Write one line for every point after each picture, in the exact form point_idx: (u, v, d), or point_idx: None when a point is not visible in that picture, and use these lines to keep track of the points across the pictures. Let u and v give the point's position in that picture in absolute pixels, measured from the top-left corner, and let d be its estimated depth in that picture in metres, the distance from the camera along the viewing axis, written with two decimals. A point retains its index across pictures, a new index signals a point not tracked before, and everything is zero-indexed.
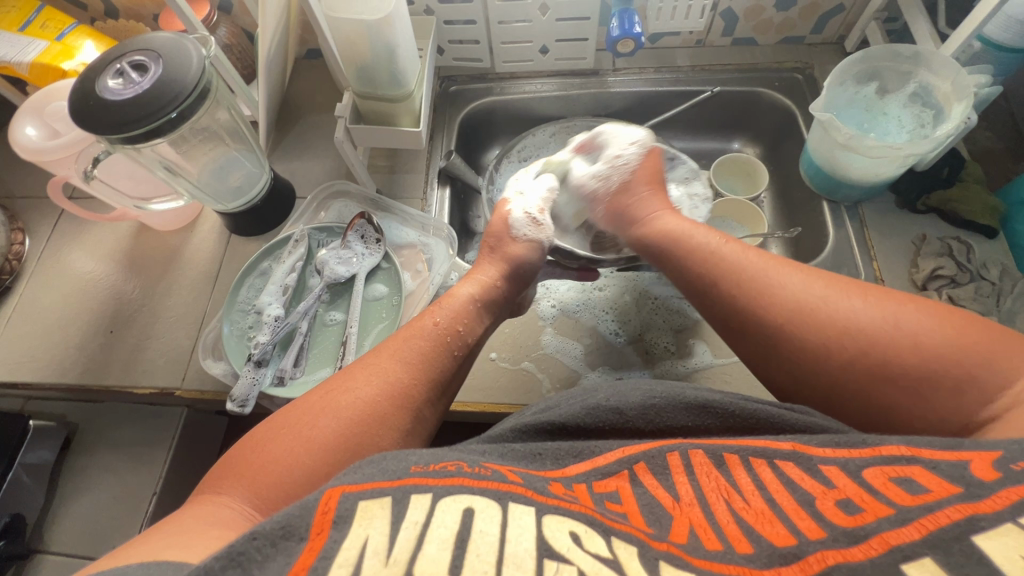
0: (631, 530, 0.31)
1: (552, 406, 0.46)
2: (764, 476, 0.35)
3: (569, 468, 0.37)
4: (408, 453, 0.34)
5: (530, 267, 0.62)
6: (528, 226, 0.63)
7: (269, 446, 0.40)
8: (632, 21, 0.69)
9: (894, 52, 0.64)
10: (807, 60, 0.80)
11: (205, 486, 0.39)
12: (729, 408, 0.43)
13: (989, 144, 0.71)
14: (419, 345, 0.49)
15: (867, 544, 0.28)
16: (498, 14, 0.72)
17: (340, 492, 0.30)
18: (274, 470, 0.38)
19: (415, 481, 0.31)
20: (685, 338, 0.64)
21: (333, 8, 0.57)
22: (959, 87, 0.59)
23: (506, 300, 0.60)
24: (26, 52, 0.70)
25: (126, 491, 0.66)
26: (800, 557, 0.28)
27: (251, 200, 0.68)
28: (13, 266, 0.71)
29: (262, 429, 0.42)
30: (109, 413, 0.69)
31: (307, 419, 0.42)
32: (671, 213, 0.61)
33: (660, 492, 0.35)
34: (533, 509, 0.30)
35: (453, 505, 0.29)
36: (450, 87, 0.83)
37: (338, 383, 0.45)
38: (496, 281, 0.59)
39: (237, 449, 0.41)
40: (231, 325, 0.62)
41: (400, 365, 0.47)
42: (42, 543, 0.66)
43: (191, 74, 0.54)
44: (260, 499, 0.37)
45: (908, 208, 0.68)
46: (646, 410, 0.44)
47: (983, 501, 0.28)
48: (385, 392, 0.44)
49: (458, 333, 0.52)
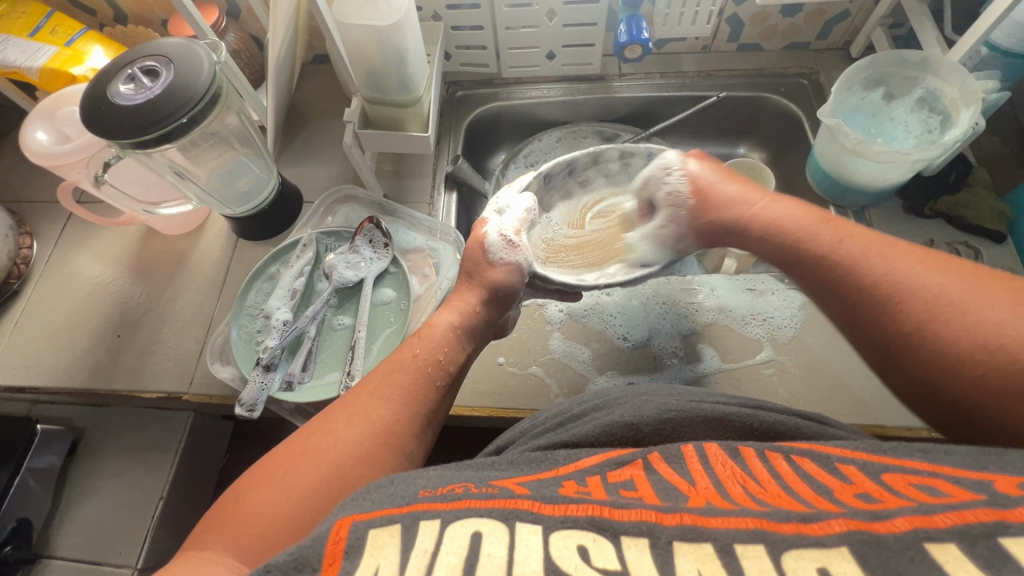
0: (643, 514, 0.30)
1: (565, 424, 0.46)
2: (780, 468, 0.35)
3: (584, 460, 0.38)
4: (416, 477, 0.35)
5: (512, 291, 0.58)
6: (504, 249, 0.58)
7: (250, 499, 0.40)
8: (640, 27, 0.69)
9: (900, 58, 0.65)
10: (813, 66, 0.80)
11: (191, 542, 0.39)
12: (740, 418, 0.44)
13: (995, 149, 0.71)
14: (401, 380, 0.48)
15: (888, 521, 0.28)
16: (505, 19, 0.73)
17: (351, 520, 0.30)
18: (255, 523, 0.38)
19: (424, 507, 0.31)
20: (694, 343, 0.64)
21: (344, 14, 0.57)
22: (966, 93, 0.59)
23: (489, 325, 0.58)
24: (36, 57, 0.70)
25: (133, 496, 0.66)
26: (819, 520, 0.29)
27: (258, 205, 0.69)
28: (21, 270, 0.71)
29: (244, 479, 0.42)
30: (116, 417, 0.69)
31: (287, 465, 0.42)
32: (778, 199, 0.54)
33: (676, 478, 0.35)
34: (540, 527, 0.29)
35: (461, 530, 0.29)
36: (457, 93, 0.84)
37: (318, 426, 0.45)
38: (478, 307, 0.56)
39: (223, 500, 0.41)
40: (240, 329, 0.62)
41: (382, 402, 0.46)
42: (47, 548, 0.65)
43: (202, 79, 0.54)
44: (245, 551, 0.37)
45: (916, 213, 0.69)
46: (663, 424, 0.44)
47: (1011, 509, 0.27)
48: (367, 432, 0.44)
49: (437, 362, 0.51)
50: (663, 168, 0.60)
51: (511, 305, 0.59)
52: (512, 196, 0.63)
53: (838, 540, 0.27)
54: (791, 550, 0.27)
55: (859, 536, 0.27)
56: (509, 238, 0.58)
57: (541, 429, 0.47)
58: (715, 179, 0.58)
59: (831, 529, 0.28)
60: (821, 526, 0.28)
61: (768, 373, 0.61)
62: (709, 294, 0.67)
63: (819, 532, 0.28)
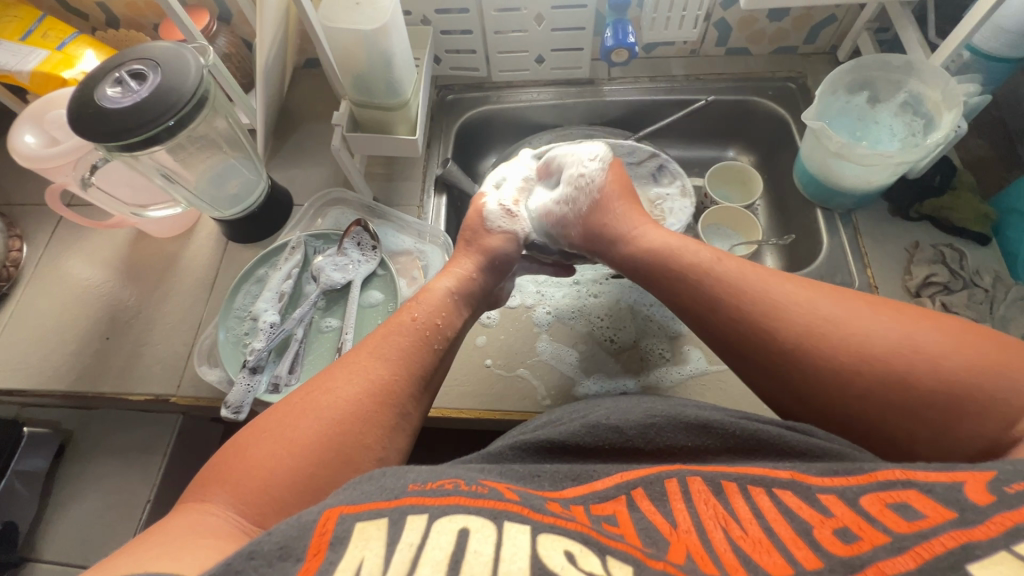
0: (628, 548, 0.30)
1: (552, 424, 0.46)
2: (762, 505, 0.34)
3: (567, 491, 0.37)
4: (407, 470, 0.35)
5: (507, 259, 0.61)
6: (501, 217, 0.63)
7: (252, 451, 0.40)
8: (626, 31, 0.69)
9: (883, 61, 0.65)
10: (801, 70, 0.81)
11: (189, 494, 0.38)
12: (729, 428, 0.43)
13: (981, 152, 0.72)
14: (399, 342, 0.49)
15: (863, 573, 0.28)
16: (494, 24, 0.73)
17: (339, 511, 0.30)
18: (256, 476, 0.38)
19: (412, 502, 0.31)
20: (681, 345, 0.64)
21: (331, 18, 0.58)
22: (949, 97, 0.60)
23: (488, 291, 0.60)
24: (27, 61, 0.71)
25: (120, 499, 0.66)
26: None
27: (248, 207, 0.69)
28: (10, 272, 0.71)
29: (242, 435, 0.41)
30: (104, 420, 0.69)
31: (287, 421, 0.42)
32: (653, 226, 0.58)
33: (658, 518, 0.34)
34: (528, 527, 0.30)
35: (448, 526, 0.29)
36: (448, 96, 0.84)
37: (317, 384, 0.45)
38: (473, 274, 0.58)
39: (221, 455, 0.41)
40: (227, 331, 0.62)
41: (380, 362, 0.47)
42: (34, 550, 0.65)
43: (189, 83, 0.54)
44: (245, 504, 0.37)
45: (901, 215, 0.69)
46: (647, 429, 0.44)
47: (976, 527, 0.28)
48: (365, 390, 0.44)
49: (437, 326, 0.51)
50: (579, 159, 0.63)
51: (507, 272, 0.62)
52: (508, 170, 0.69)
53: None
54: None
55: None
56: (507, 207, 0.63)
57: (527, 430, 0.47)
58: (619, 186, 0.62)
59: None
60: None
61: None
62: None
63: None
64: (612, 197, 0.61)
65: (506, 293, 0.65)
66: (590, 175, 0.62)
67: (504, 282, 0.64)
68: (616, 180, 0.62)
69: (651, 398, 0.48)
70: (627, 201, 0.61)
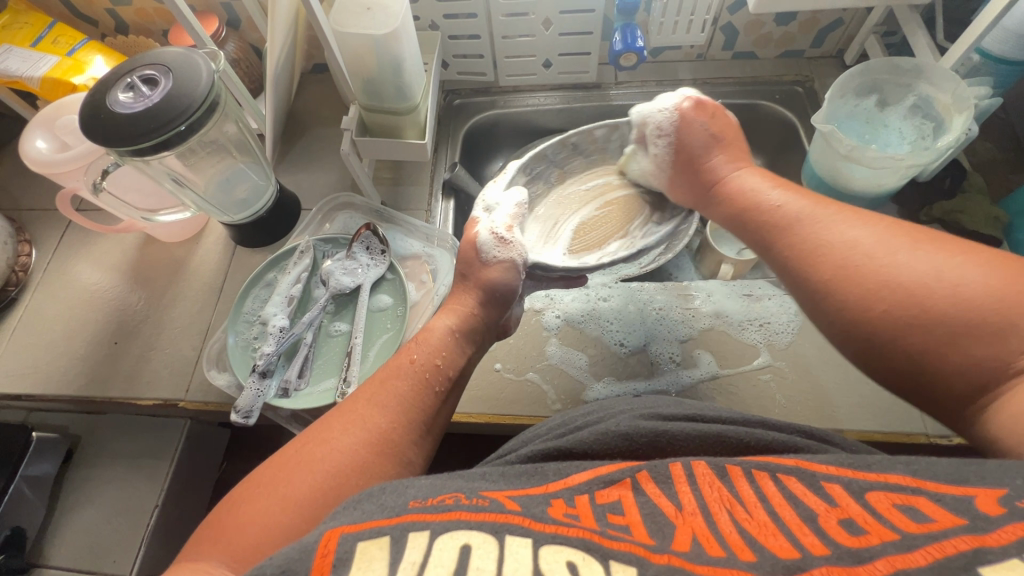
0: (632, 548, 0.30)
1: (557, 435, 0.46)
2: (767, 489, 0.35)
3: (571, 477, 0.37)
4: (407, 486, 0.35)
5: (508, 290, 0.58)
6: (497, 247, 0.59)
7: (247, 509, 0.39)
8: (635, 35, 0.70)
9: (893, 65, 0.65)
10: (807, 74, 0.81)
11: (188, 553, 0.38)
12: (741, 439, 0.43)
13: (989, 155, 0.72)
14: (399, 387, 0.48)
15: (872, 564, 0.27)
16: (502, 29, 0.74)
17: (340, 532, 0.29)
18: (250, 533, 0.38)
19: (412, 519, 0.30)
20: (691, 349, 0.64)
21: (341, 23, 0.58)
22: (959, 99, 0.60)
23: (492, 324, 0.59)
24: (37, 67, 0.71)
25: (128, 504, 0.65)
26: (803, 569, 0.27)
27: (256, 212, 0.69)
28: (19, 277, 0.71)
29: (239, 490, 0.42)
30: (111, 425, 0.68)
31: (281, 476, 0.41)
32: (751, 171, 0.58)
33: (663, 501, 0.35)
34: (530, 541, 0.29)
35: (451, 543, 0.29)
36: (454, 101, 0.84)
37: (314, 434, 0.45)
38: (474, 311, 0.57)
39: (218, 510, 0.41)
40: (237, 335, 0.62)
41: (379, 411, 0.46)
42: (41, 556, 0.65)
43: (200, 89, 0.54)
44: (241, 562, 0.37)
45: (911, 218, 0.69)
46: (659, 438, 0.43)
47: (988, 534, 0.27)
48: (363, 440, 0.44)
49: (437, 367, 0.51)
50: (655, 126, 0.63)
51: (511, 302, 0.60)
52: (498, 195, 0.64)
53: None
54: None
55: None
56: (499, 233, 0.59)
57: (542, 437, 0.46)
58: (703, 136, 0.61)
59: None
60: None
61: (766, 379, 0.61)
62: (706, 300, 0.67)
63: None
64: (698, 151, 0.61)
65: (510, 326, 0.63)
66: (668, 138, 0.62)
67: (512, 310, 0.62)
68: (692, 137, 0.61)
69: (663, 402, 0.49)
70: (717, 150, 0.61)
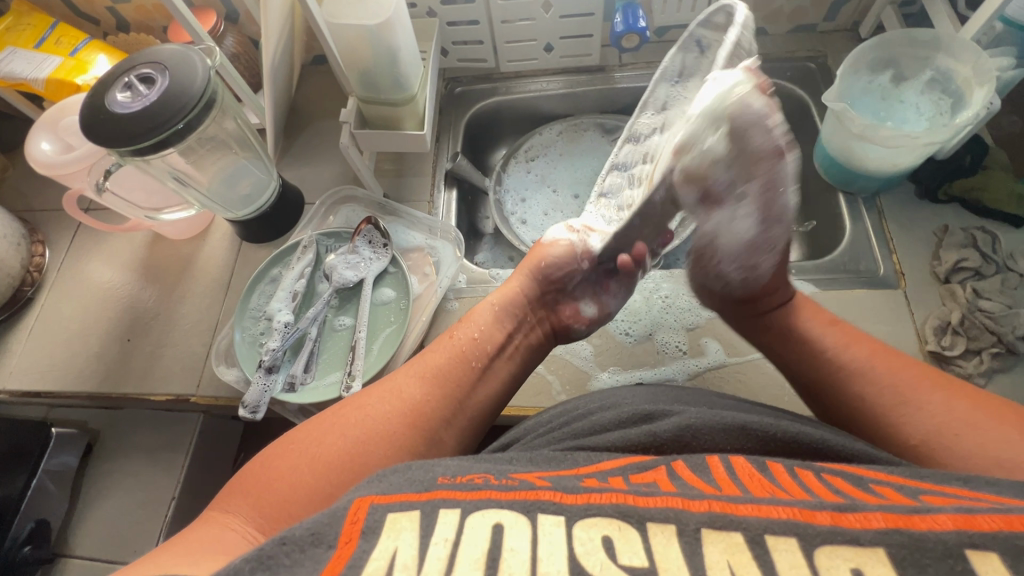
0: (669, 500, 0.29)
1: (585, 415, 0.46)
2: (808, 480, 0.32)
3: (603, 464, 0.36)
4: (436, 463, 0.35)
5: (566, 267, 0.60)
6: (565, 233, 0.62)
7: (276, 466, 0.41)
8: (636, 15, 0.67)
9: (909, 38, 0.62)
10: (820, 48, 0.77)
11: (216, 502, 0.40)
12: (769, 430, 0.40)
13: (1015, 129, 0.69)
14: (436, 359, 0.50)
15: (931, 517, 0.26)
16: (501, 13, 0.72)
17: (370, 501, 0.29)
18: (277, 491, 0.40)
19: (444, 495, 0.30)
20: (698, 337, 0.63)
21: (334, 15, 0.57)
22: (980, 72, 0.57)
23: (541, 301, 0.60)
24: (41, 68, 0.72)
25: (148, 496, 0.67)
26: (856, 511, 0.27)
27: (260, 208, 0.69)
28: (35, 278, 0.73)
29: (270, 449, 0.43)
30: (128, 420, 0.70)
31: (316, 435, 0.43)
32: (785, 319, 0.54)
33: (700, 479, 0.32)
34: (563, 519, 0.28)
35: (483, 520, 0.28)
36: (456, 88, 0.83)
37: (352, 400, 0.47)
38: (517, 288, 0.59)
39: (249, 464, 0.43)
40: (243, 331, 0.63)
41: (416, 380, 0.48)
42: (65, 548, 0.67)
43: (196, 85, 0.54)
44: (263, 520, 0.38)
45: (929, 198, 0.66)
46: (682, 433, 0.41)
47: None
48: (395, 410, 0.45)
49: (474, 341, 0.53)
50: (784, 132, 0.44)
51: (565, 286, 0.61)
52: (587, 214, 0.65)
53: (875, 538, 0.26)
54: (825, 545, 0.26)
55: (896, 537, 0.26)
56: (573, 227, 0.62)
57: (551, 428, 0.46)
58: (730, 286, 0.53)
59: (870, 523, 0.26)
60: (859, 519, 0.27)
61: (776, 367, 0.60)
62: None
63: (856, 526, 0.26)
64: (772, 286, 0.52)
65: (595, 315, 0.61)
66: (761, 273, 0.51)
67: (576, 302, 0.61)
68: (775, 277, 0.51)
69: (686, 396, 0.47)
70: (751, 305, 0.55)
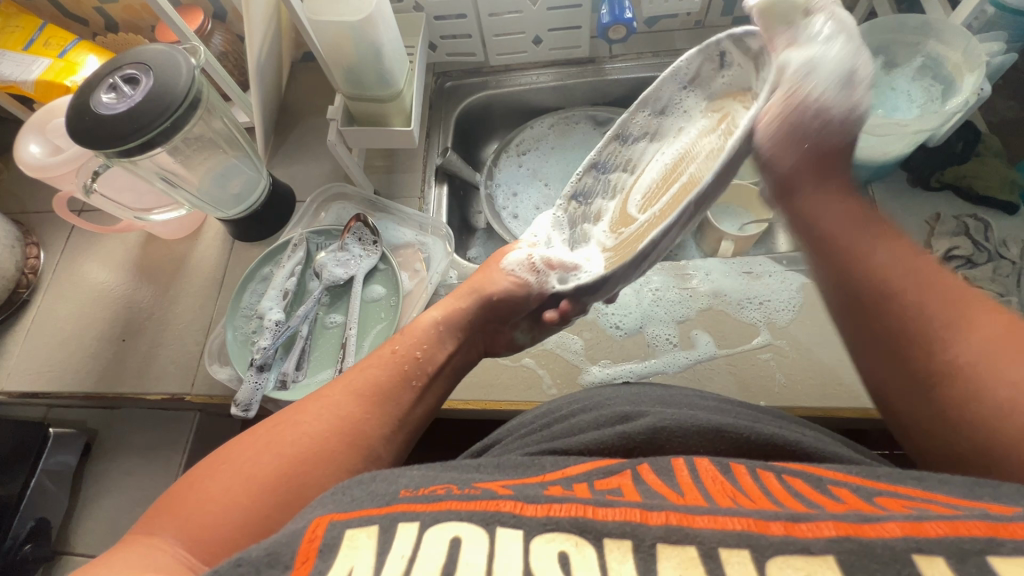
0: (625, 512, 0.28)
1: (567, 416, 0.46)
2: (771, 484, 0.32)
3: (571, 469, 0.36)
4: (399, 476, 0.34)
5: (512, 301, 0.57)
6: (522, 264, 0.57)
7: (208, 484, 0.38)
8: (623, 6, 0.66)
9: (900, 23, 0.61)
10: None
11: (140, 526, 0.37)
12: (744, 434, 0.40)
13: (1009, 115, 0.68)
14: (376, 374, 0.48)
15: (880, 525, 0.26)
16: (488, 6, 0.71)
17: (329, 519, 0.29)
18: (210, 513, 0.36)
19: (404, 507, 0.29)
20: (688, 330, 0.63)
21: (316, 11, 0.57)
22: (970, 58, 0.56)
23: (483, 329, 0.58)
24: (30, 70, 0.72)
25: (145, 494, 0.68)
26: (809, 521, 0.27)
27: (251, 206, 0.70)
28: (30, 279, 0.73)
29: (202, 465, 0.40)
30: (126, 419, 0.71)
31: (249, 453, 0.40)
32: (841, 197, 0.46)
33: (663, 485, 0.32)
34: (521, 533, 0.27)
35: (441, 534, 0.27)
36: (446, 83, 0.83)
37: (287, 416, 0.44)
38: (462, 304, 0.56)
39: (180, 482, 0.39)
40: (235, 330, 0.63)
41: (354, 399, 0.46)
42: (68, 544, 0.68)
43: (180, 86, 0.54)
44: (197, 542, 0.35)
45: (921, 185, 0.66)
46: (657, 433, 0.41)
47: (1006, 525, 0.25)
48: (332, 427, 0.43)
49: (417, 359, 0.51)
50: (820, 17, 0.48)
51: (509, 317, 0.58)
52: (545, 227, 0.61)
53: (826, 546, 0.25)
54: (776, 556, 0.25)
55: (847, 544, 0.25)
56: (532, 260, 0.57)
57: (532, 429, 0.46)
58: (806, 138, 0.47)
59: (821, 532, 0.26)
60: (811, 528, 0.26)
61: (765, 358, 0.60)
62: (704, 279, 0.65)
63: (809, 536, 0.25)
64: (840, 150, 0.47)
65: (526, 342, 0.61)
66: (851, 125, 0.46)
67: (512, 332, 0.60)
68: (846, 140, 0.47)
69: (659, 399, 0.46)
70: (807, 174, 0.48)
